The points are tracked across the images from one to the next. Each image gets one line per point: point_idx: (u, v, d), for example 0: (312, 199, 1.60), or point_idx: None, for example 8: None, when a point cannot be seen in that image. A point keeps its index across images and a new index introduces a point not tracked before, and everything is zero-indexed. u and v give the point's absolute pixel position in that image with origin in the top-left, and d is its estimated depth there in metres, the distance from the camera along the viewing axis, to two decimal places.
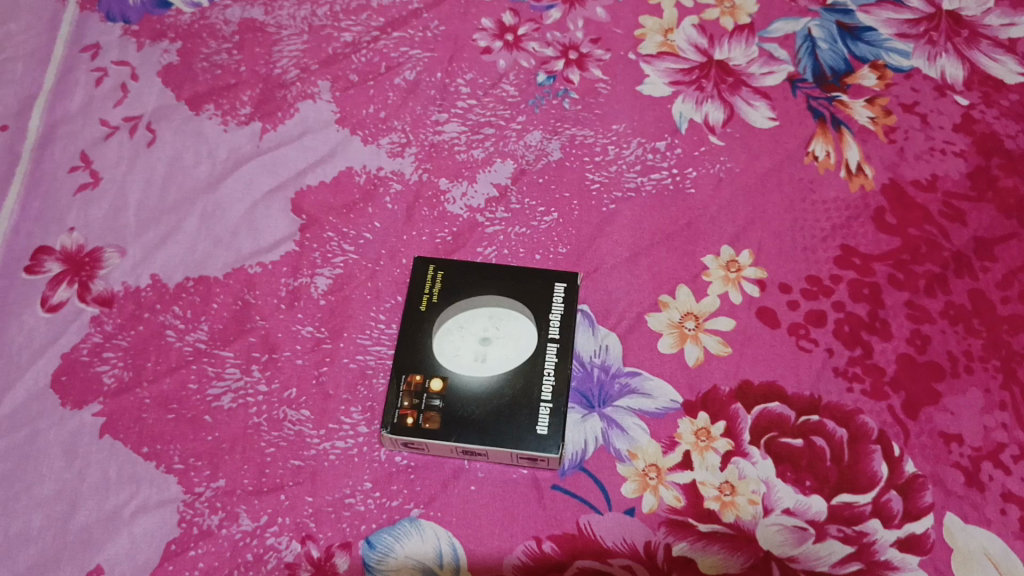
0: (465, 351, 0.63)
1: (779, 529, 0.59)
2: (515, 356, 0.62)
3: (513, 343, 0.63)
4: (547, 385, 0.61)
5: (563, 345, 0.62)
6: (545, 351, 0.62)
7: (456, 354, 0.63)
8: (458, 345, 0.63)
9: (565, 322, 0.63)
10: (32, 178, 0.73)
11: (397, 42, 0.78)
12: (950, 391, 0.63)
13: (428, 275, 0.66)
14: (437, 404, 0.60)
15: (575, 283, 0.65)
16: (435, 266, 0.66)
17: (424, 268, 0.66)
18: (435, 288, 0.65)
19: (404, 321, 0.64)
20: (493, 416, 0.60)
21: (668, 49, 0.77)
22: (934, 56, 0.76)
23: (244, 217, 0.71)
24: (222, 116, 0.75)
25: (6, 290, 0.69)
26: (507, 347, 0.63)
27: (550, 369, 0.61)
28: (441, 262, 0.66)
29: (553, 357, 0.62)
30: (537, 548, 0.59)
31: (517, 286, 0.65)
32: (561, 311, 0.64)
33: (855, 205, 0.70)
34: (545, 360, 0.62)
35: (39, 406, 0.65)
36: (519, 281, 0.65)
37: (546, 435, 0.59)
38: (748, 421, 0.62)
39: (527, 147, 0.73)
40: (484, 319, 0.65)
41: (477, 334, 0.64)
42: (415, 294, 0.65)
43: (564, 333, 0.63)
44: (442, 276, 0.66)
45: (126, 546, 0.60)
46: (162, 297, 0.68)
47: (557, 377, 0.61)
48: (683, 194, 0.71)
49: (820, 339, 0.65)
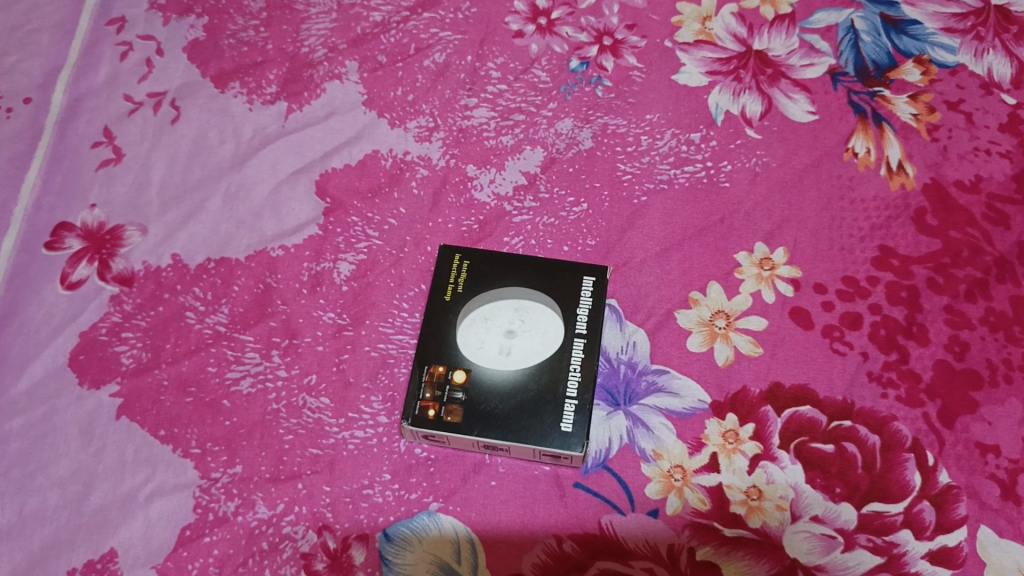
0: (489, 343, 0.61)
1: (806, 537, 0.58)
2: (541, 350, 0.60)
3: (540, 337, 0.61)
4: (573, 381, 0.59)
5: (590, 340, 0.61)
6: (572, 346, 0.61)
7: (480, 346, 0.61)
8: (482, 337, 0.62)
9: (592, 317, 0.62)
10: (54, 152, 0.72)
11: (427, 23, 0.76)
12: (988, 401, 0.61)
13: (453, 265, 0.64)
14: (460, 396, 0.59)
15: (604, 277, 0.63)
16: (460, 255, 0.65)
17: (450, 257, 0.64)
18: (460, 278, 0.64)
19: (429, 310, 0.63)
20: (516, 411, 0.58)
21: (706, 37, 0.75)
22: (981, 53, 0.73)
23: (269, 198, 0.70)
24: (248, 95, 0.74)
25: (26, 266, 0.68)
26: (532, 342, 0.61)
27: (577, 364, 0.60)
28: (467, 251, 0.65)
29: (580, 353, 0.60)
30: (557, 545, 0.58)
31: (545, 279, 0.63)
32: (589, 306, 0.62)
33: (895, 205, 0.68)
34: (572, 356, 0.60)
35: (57, 384, 0.64)
36: (548, 274, 0.64)
37: (571, 433, 0.58)
38: (778, 425, 0.61)
39: (558, 135, 0.71)
40: (511, 311, 0.63)
41: (503, 326, 0.62)
42: (439, 284, 0.64)
43: (592, 329, 0.61)
44: (467, 266, 0.64)
45: (141, 531, 0.59)
46: (183, 278, 0.67)
47: (584, 373, 0.59)
48: (717, 187, 0.69)
49: (855, 343, 0.63)
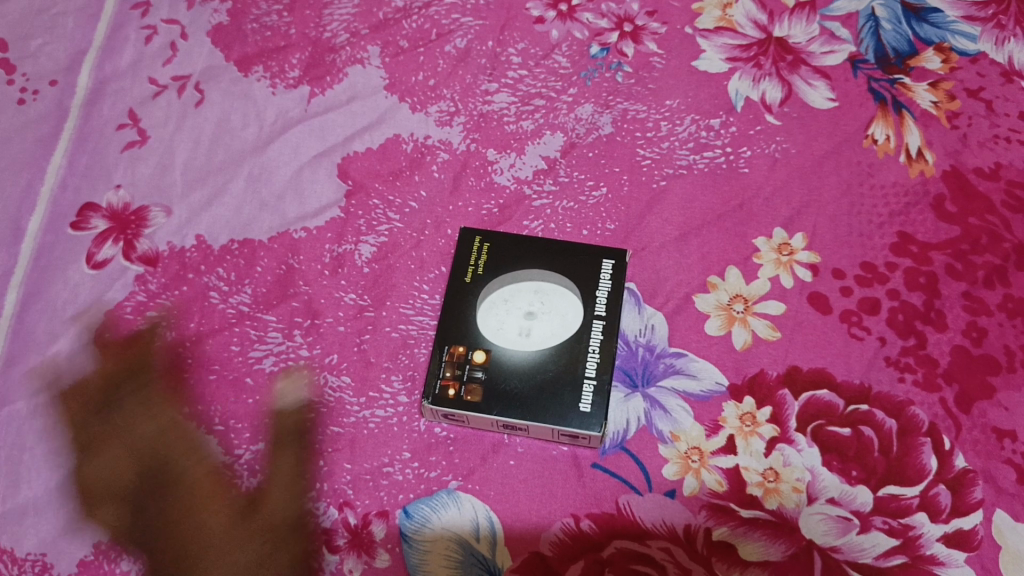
0: (509, 325, 0.62)
1: (823, 519, 0.58)
2: (559, 332, 0.61)
3: (559, 319, 0.62)
4: (591, 362, 0.60)
5: (609, 322, 0.61)
6: (591, 328, 0.61)
7: (500, 328, 0.62)
8: (502, 319, 0.62)
9: (611, 300, 0.62)
10: (80, 134, 0.73)
11: (449, 9, 0.77)
12: (1005, 386, 0.62)
13: (474, 247, 0.65)
14: (479, 376, 0.60)
15: (624, 260, 0.64)
16: (481, 237, 0.65)
17: (470, 240, 0.65)
18: (480, 260, 0.64)
19: (450, 292, 0.63)
20: (536, 391, 0.59)
21: (726, 24, 0.75)
22: (1001, 41, 0.73)
23: (291, 181, 0.71)
24: (271, 79, 0.74)
25: (53, 246, 0.69)
26: (551, 324, 0.62)
27: (595, 346, 0.60)
28: (488, 234, 0.65)
29: (598, 334, 0.61)
30: (575, 525, 0.59)
31: (565, 261, 0.64)
32: (608, 288, 0.63)
33: (914, 191, 0.68)
34: (591, 337, 0.61)
35: (83, 361, 0.65)
36: (567, 257, 0.64)
37: (590, 413, 0.58)
38: (795, 408, 0.61)
39: (577, 120, 0.72)
40: (530, 293, 0.64)
41: (522, 308, 0.63)
42: (460, 266, 0.64)
43: (611, 310, 0.62)
44: (488, 248, 0.65)
45: (165, 505, 0.61)
46: (207, 259, 0.68)
47: (602, 354, 0.60)
48: (736, 173, 0.69)
49: (873, 328, 0.64)
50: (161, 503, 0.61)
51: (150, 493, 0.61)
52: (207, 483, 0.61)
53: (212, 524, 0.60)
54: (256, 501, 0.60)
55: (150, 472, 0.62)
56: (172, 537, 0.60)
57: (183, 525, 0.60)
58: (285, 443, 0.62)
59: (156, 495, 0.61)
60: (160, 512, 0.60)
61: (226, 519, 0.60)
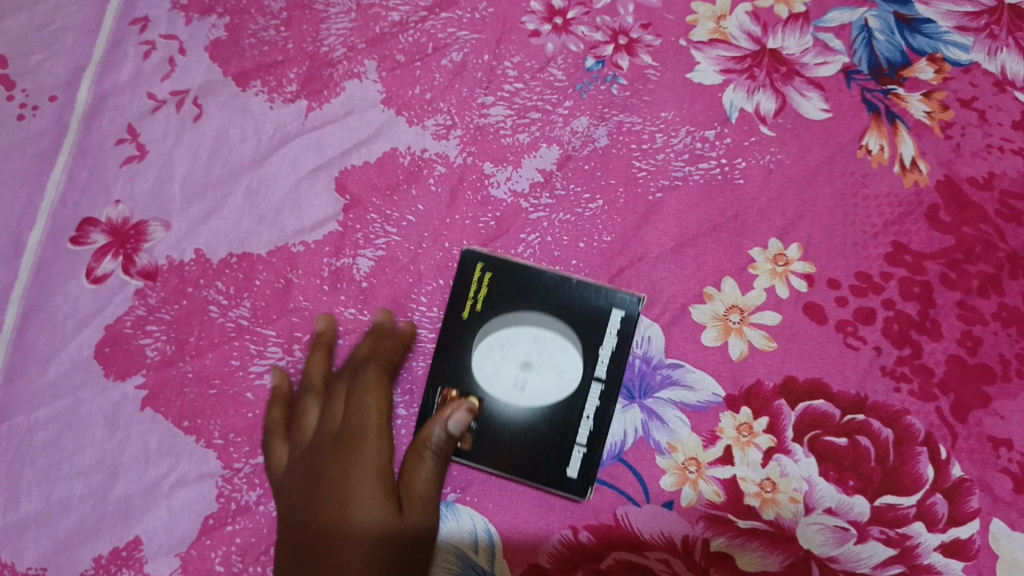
0: (504, 374, 0.60)
1: (820, 529, 0.59)
2: (555, 391, 0.60)
3: (557, 375, 0.60)
4: (584, 428, 0.61)
5: (607, 387, 0.62)
6: (588, 391, 0.61)
7: (494, 377, 0.60)
8: (497, 365, 0.60)
9: (614, 360, 0.62)
10: (79, 148, 0.73)
11: (445, 23, 0.76)
12: (1000, 395, 0.62)
13: (475, 276, 0.64)
14: (471, 425, 0.61)
15: (634, 316, 0.62)
16: (483, 264, 0.64)
17: (472, 267, 0.64)
18: (479, 295, 0.64)
19: (448, 328, 0.63)
20: (525, 448, 0.61)
21: (720, 36, 0.74)
22: (994, 51, 0.73)
23: (289, 195, 0.71)
24: (268, 93, 0.75)
25: (52, 260, 0.69)
26: (548, 380, 0.60)
27: (591, 411, 0.61)
28: (490, 262, 0.64)
29: (595, 399, 0.61)
30: (574, 537, 0.60)
31: (571, 309, 0.63)
32: (612, 346, 0.62)
33: (908, 201, 0.68)
34: (586, 401, 0.61)
35: (83, 375, 0.65)
36: (574, 305, 0.63)
37: (575, 479, 0.60)
38: (792, 419, 0.62)
39: (573, 133, 0.72)
40: (528, 340, 0.61)
41: (520, 356, 0.61)
42: (459, 299, 0.64)
43: (611, 375, 0.62)
44: (489, 279, 0.64)
45: (164, 519, 0.61)
46: (206, 272, 0.68)
47: (596, 420, 0.61)
48: (731, 184, 0.69)
49: (869, 337, 0.64)
50: (337, 467, 0.58)
51: (331, 455, 0.59)
52: (383, 468, 0.58)
53: (377, 489, 0.57)
54: (417, 499, 0.58)
55: (318, 435, 0.61)
56: (338, 498, 0.56)
57: (344, 489, 0.56)
58: (426, 450, 0.59)
59: (306, 459, 0.60)
60: (350, 462, 0.58)
61: (386, 500, 0.57)
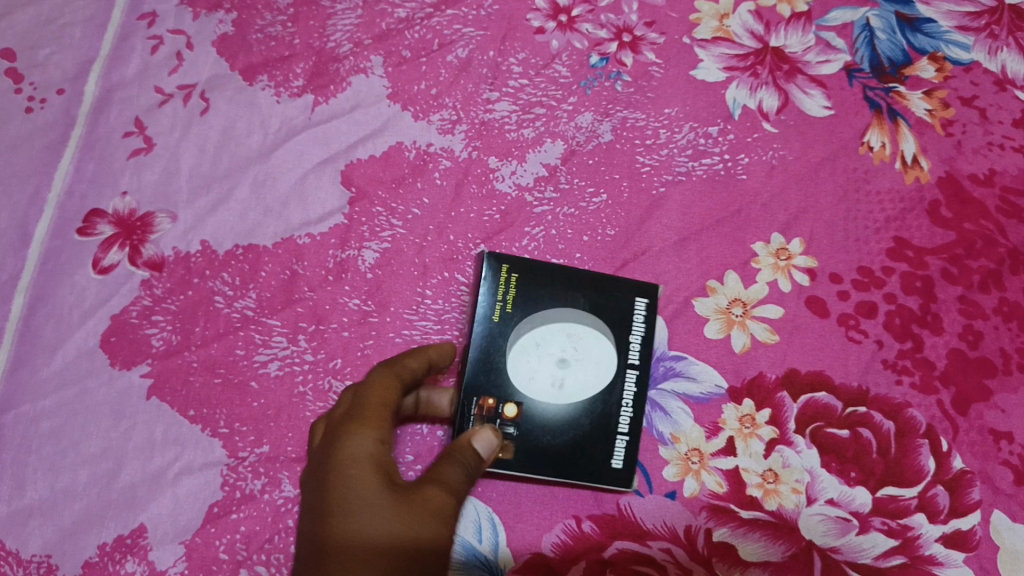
0: (541, 374, 0.57)
1: (821, 519, 0.59)
2: (594, 383, 0.58)
3: (593, 368, 0.58)
4: (625, 418, 0.58)
5: (642, 374, 0.58)
6: (623, 380, 0.58)
7: (532, 378, 0.57)
8: (534, 366, 0.57)
9: (644, 348, 0.59)
10: (87, 140, 0.73)
11: (450, 20, 0.77)
12: (1001, 388, 0.63)
13: (501, 279, 0.58)
14: (511, 432, 0.56)
15: (656, 299, 0.59)
16: (508, 266, 0.58)
17: (497, 270, 0.58)
18: (509, 297, 0.57)
19: (476, 331, 0.57)
20: (569, 448, 0.57)
21: (723, 34, 0.75)
22: (994, 51, 0.74)
23: (295, 187, 0.72)
24: (275, 88, 0.75)
25: (59, 250, 0.70)
26: (586, 373, 0.58)
27: (629, 400, 0.58)
28: (514, 261, 0.58)
29: (632, 387, 0.58)
30: (577, 527, 0.60)
31: (599, 300, 0.59)
32: (641, 333, 0.59)
33: (909, 197, 0.69)
34: (624, 390, 0.58)
35: (89, 364, 0.66)
36: (602, 296, 0.59)
37: (623, 472, 0.58)
38: (794, 410, 0.62)
39: (578, 128, 0.72)
40: (561, 336, 0.58)
41: (555, 353, 0.58)
42: (487, 302, 0.57)
43: (644, 361, 0.59)
44: (515, 280, 0.58)
45: (169, 507, 0.62)
46: (212, 263, 0.69)
47: (636, 412, 0.58)
48: (734, 180, 0.70)
49: (870, 331, 0.64)
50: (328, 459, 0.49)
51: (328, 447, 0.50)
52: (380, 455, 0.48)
53: (371, 472, 0.47)
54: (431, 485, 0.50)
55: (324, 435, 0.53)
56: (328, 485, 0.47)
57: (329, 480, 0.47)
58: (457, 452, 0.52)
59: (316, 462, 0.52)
60: (337, 446, 0.48)
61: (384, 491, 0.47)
